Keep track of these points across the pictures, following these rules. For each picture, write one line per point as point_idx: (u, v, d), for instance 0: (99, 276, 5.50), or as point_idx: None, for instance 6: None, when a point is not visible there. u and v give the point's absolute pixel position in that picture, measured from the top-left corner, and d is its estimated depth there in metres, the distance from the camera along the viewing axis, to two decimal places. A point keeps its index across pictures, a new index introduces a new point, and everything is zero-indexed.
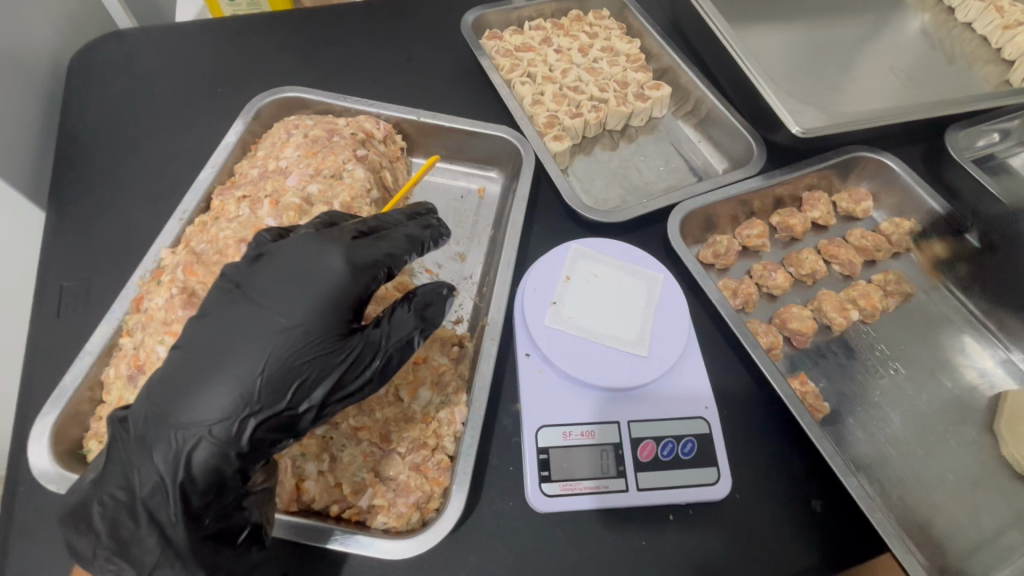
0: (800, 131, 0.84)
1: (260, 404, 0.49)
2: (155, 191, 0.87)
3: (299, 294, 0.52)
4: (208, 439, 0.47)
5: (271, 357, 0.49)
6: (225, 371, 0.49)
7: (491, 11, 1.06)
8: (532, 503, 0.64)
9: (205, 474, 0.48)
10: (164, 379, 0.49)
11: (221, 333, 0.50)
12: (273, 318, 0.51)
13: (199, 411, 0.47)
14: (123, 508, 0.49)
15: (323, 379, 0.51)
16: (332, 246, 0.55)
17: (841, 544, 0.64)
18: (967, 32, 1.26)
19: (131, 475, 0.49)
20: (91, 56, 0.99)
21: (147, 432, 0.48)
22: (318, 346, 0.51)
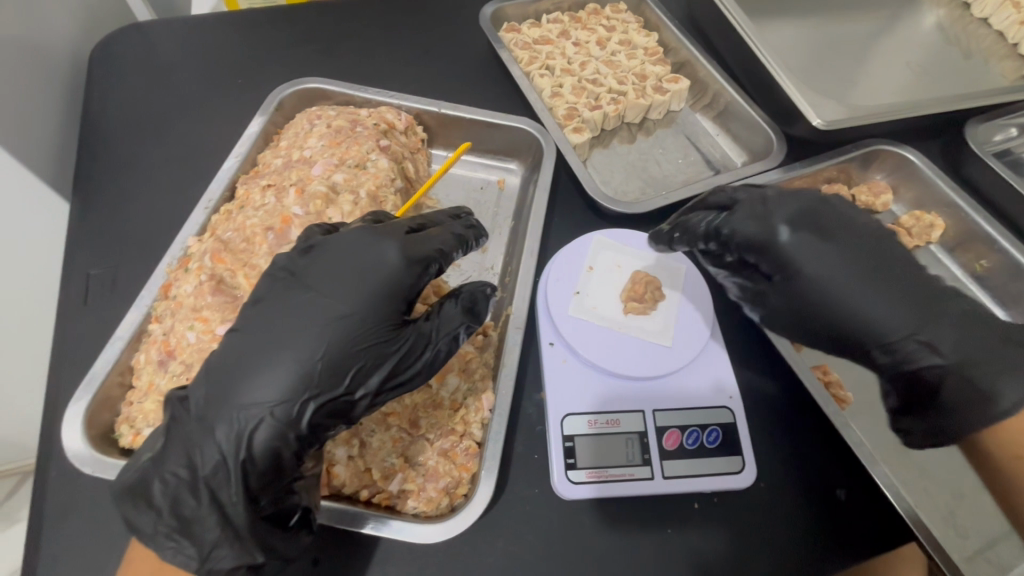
0: (821, 123, 0.84)
1: (320, 389, 0.50)
2: (177, 181, 0.87)
3: (355, 284, 0.53)
4: (270, 420, 0.48)
5: (331, 343, 0.51)
6: (285, 355, 0.50)
7: (509, 4, 1.06)
8: (558, 490, 0.64)
9: (265, 455, 0.49)
10: (224, 361, 0.51)
11: (278, 319, 0.52)
12: (330, 307, 0.52)
13: (260, 392, 0.49)
14: (186, 487, 0.50)
15: (379, 368, 0.53)
16: (387, 239, 0.55)
17: (866, 533, 0.64)
18: (983, 27, 1.25)
19: (192, 454, 0.49)
20: (111, 48, 1.00)
21: (209, 412, 0.49)
22: (374, 336, 0.53)
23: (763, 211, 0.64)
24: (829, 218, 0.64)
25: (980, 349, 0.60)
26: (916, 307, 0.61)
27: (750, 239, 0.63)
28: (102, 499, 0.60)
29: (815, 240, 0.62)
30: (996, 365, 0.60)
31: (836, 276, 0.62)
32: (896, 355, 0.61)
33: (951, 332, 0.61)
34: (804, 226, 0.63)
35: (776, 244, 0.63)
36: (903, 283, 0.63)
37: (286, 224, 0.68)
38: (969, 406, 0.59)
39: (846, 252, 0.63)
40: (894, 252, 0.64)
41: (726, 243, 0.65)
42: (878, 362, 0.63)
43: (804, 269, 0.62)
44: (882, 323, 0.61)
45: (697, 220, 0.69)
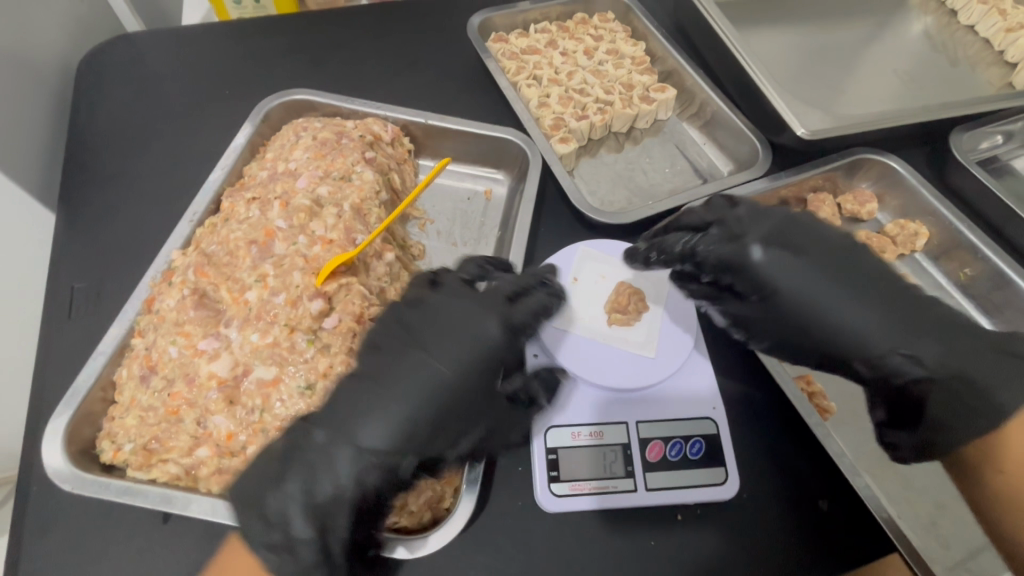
0: (805, 133, 0.85)
1: (423, 447, 0.54)
2: (164, 193, 0.87)
3: (458, 349, 0.57)
4: (382, 466, 0.52)
5: (442, 405, 0.55)
6: (404, 409, 0.54)
7: (496, 15, 1.06)
8: (541, 503, 0.64)
9: (374, 493, 0.52)
10: (348, 400, 0.54)
11: (398, 372, 0.55)
12: (444, 369, 0.56)
13: (374, 438, 0.52)
14: (303, 510, 0.50)
15: (472, 433, 0.57)
16: (495, 310, 0.60)
17: (849, 543, 0.65)
18: (969, 35, 1.26)
19: (316, 477, 0.51)
20: (100, 59, 1.00)
21: (335, 443, 0.52)
22: (477, 399, 0.57)
23: (735, 232, 0.66)
24: (799, 232, 0.67)
25: (961, 356, 0.61)
26: (893, 317, 0.62)
27: (724, 259, 0.66)
28: (83, 515, 0.60)
29: (788, 256, 0.65)
30: (981, 373, 0.60)
31: (812, 291, 0.64)
32: (880, 369, 0.62)
33: (935, 342, 0.62)
34: (775, 243, 0.65)
35: (749, 263, 0.65)
36: (878, 293, 0.64)
37: (269, 237, 0.68)
38: (953, 420, 0.59)
39: (820, 266, 0.65)
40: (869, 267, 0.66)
41: (701, 265, 0.67)
42: (862, 375, 0.64)
43: (777, 287, 0.65)
44: (863, 337, 0.62)
45: (673, 241, 0.69)
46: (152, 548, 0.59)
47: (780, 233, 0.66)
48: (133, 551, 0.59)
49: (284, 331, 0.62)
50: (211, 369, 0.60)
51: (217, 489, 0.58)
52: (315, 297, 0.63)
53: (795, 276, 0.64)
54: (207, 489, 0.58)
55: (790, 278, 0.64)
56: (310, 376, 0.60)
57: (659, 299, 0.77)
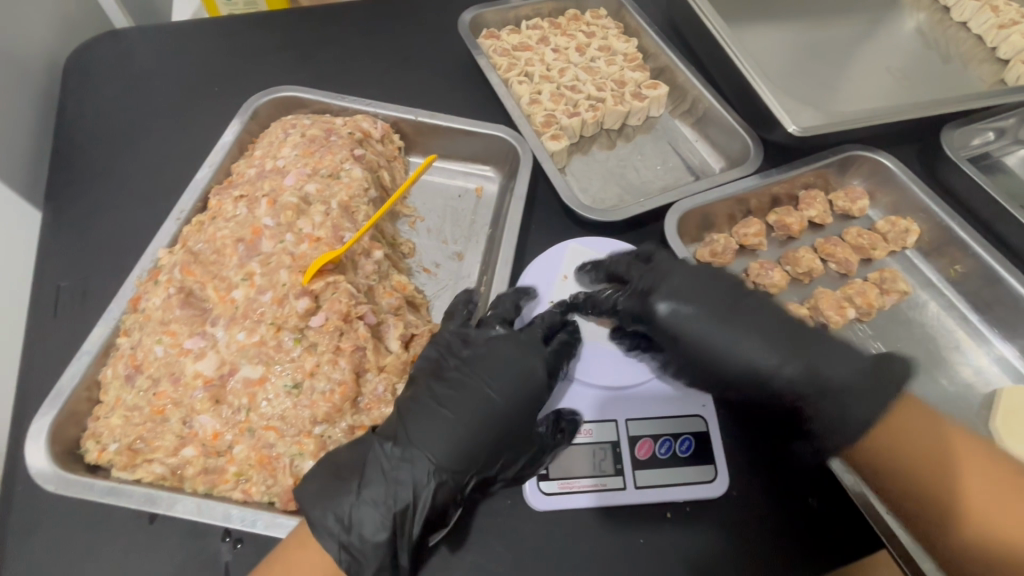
0: (795, 130, 0.85)
1: (484, 467, 0.59)
2: (151, 191, 0.86)
3: (506, 384, 0.61)
4: (449, 483, 0.56)
5: (504, 431, 0.59)
6: (468, 435, 0.58)
7: (488, 11, 1.06)
8: (530, 502, 0.64)
9: (441, 505, 0.56)
10: (416, 421, 0.58)
11: (460, 401, 0.59)
12: (500, 403, 0.60)
13: (443, 459, 0.56)
14: (381, 515, 0.54)
15: (521, 459, 0.61)
16: (540, 350, 0.64)
17: (837, 539, 0.65)
18: (962, 31, 1.26)
19: (394, 484, 0.55)
20: (87, 56, 0.99)
21: (412, 455, 0.56)
22: (531, 429, 0.61)
23: (642, 289, 0.68)
24: (696, 281, 0.68)
25: (844, 378, 0.62)
26: (789, 354, 0.63)
27: (633, 312, 0.69)
28: (67, 516, 0.60)
29: (686, 306, 0.66)
30: (872, 400, 0.62)
31: (714, 338, 0.65)
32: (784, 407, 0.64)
33: (830, 376, 0.63)
34: (675, 295, 0.67)
35: (654, 317, 0.67)
36: (776, 332, 0.65)
37: (256, 235, 0.67)
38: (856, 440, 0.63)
39: (717, 311, 0.66)
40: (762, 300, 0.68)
41: (619, 317, 0.70)
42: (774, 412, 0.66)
43: (678, 332, 0.66)
44: (766, 379, 0.64)
45: (602, 295, 0.72)
46: (137, 548, 0.58)
47: (676, 280, 0.68)
48: (118, 552, 0.58)
49: (271, 330, 0.61)
50: (197, 368, 0.60)
51: (203, 488, 0.58)
52: (302, 295, 0.62)
53: (696, 323, 0.66)
54: (192, 489, 0.58)
55: (692, 328, 0.66)
56: (296, 374, 0.60)
57: None
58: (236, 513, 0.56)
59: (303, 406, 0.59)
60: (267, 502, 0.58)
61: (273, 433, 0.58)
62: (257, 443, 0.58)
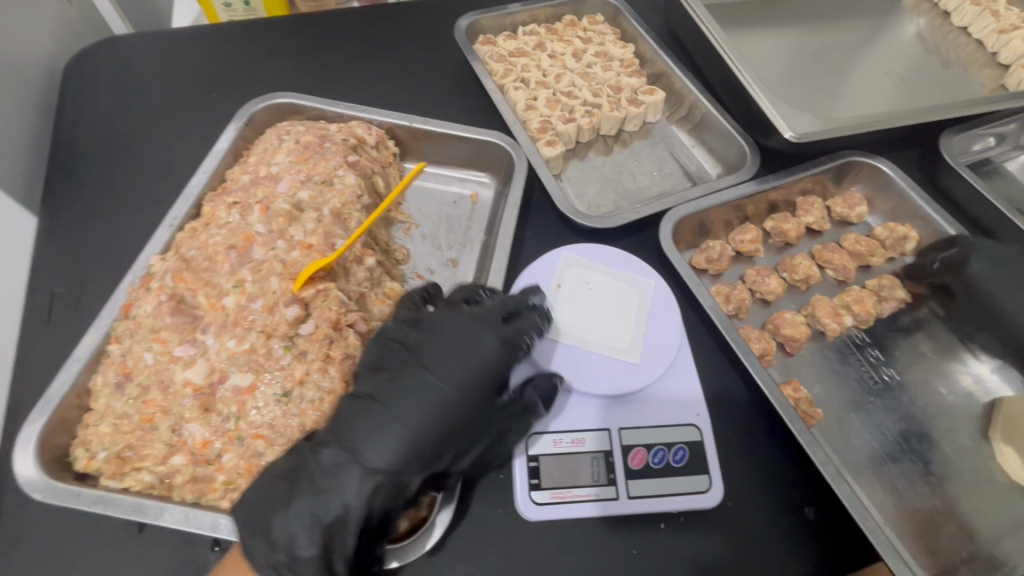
0: (793, 136, 0.84)
1: (427, 464, 0.56)
2: (147, 197, 0.87)
3: (455, 366, 0.59)
4: (386, 486, 0.54)
5: (444, 423, 0.57)
6: (405, 429, 0.56)
7: (484, 17, 1.06)
8: (522, 512, 0.63)
9: (379, 512, 0.54)
10: (351, 421, 0.56)
11: (399, 395, 0.57)
12: (441, 390, 0.58)
13: (377, 460, 0.54)
14: (315, 524, 0.53)
15: (476, 446, 0.60)
16: (492, 328, 0.62)
17: (831, 552, 0.64)
18: (962, 36, 1.25)
19: (323, 496, 0.54)
20: (84, 63, 1.00)
21: (341, 463, 0.54)
22: (481, 415, 0.59)
23: None
24: None
25: None
26: None
27: None
28: (54, 525, 0.59)
29: None
30: None
31: None
32: None
33: None
34: None
35: None
36: None
37: (248, 242, 0.67)
38: None
39: None
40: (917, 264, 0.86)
41: None
42: None
43: None
44: None
45: None
46: (125, 557, 0.58)
47: None
48: (105, 561, 0.58)
49: (261, 338, 0.61)
50: (186, 376, 0.60)
51: (192, 497, 0.58)
52: (291, 303, 0.62)
53: None
54: (180, 498, 0.58)
55: None
56: (286, 383, 0.60)
57: (645, 305, 0.76)
58: (224, 522, 0.56)
59: (292, 415, 0.59)
60: None
61: (262, 442, 0.58)
62: (246, 451, 0.58)
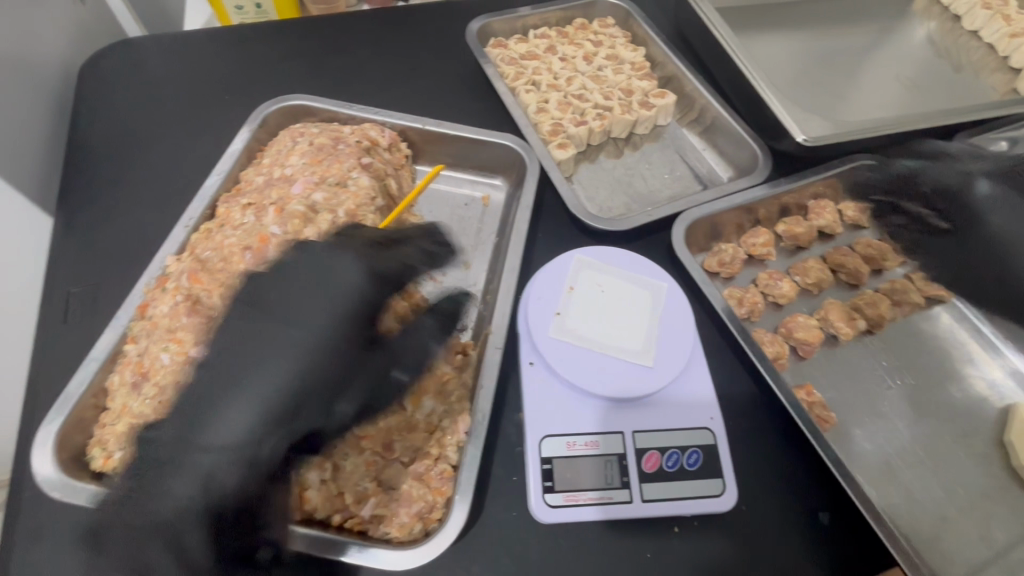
0: (805, 140, 0.85)
1: (281, 420, 0.52)
2: (161, 198, 0.87)
3: (311, 319, 0.56)
4: (235, 458, 0.50)
5: (296, 379, 0.54)
6: (248, 394, 0.52)
7: (496, 20, 1.07)
8: (536, 515, 0.63)
9: (236, 490, 0.50)
10: (190, 404, 0.53)
11: (235, 365, 0.54)
12: (285, 352, 0.54)
13: (222, 434, 0.51)
14: (169, 504, 0.49)
15: (347, 396, 0.56)
16: (353, 270, 0.59)
17: (847, 558, 0.63)
18: (973, 40, 1.25)
19: (157, 495, 0.49)
20: (99, 65, 1.01)
21: (178, 451, 0.51)
22: (341, 363, 0.56)
23: None
24: None
25: None
26: None
27: None
28: (71, 525, 0.59)
29: None
30: None
31: None
32: None
33: None
34: None
35: None
36: None
37: (264, 243, 0.67)
38: None
39: None
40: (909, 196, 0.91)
41: None
42: None
43: None
44: None
45: None
46: None
47: None
48: None
49: None
50: None
51: None
52: None
53: None
54: None
55: None
56: None
57: (659, 308, 0.76)
58: None
59: None
60: None
61: None
62: None
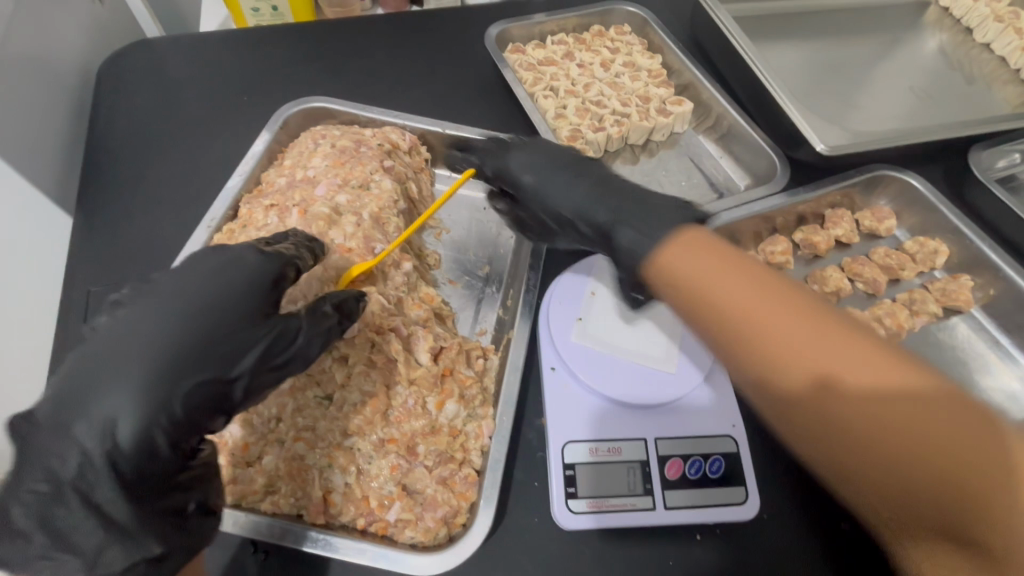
0: (824, 149, 0.85)
1: (182, 376, 0.50)
2: (180, 198, 0.87)
3: (177, 289, 0.53)
4: (135, 417, 0.48)
5: (175, 339, 0.50)
6: (142, 355, 0.49)
7: (514, 25, 1.07)
8: (559, 521, 0.62)
9: (136, 446, 0.48)
10: (73, 371, 0.49)
11: (114, 333, 0.50)
12: (134, 319, 0.51)
13: (116, 396, 0.48)
14: (80, 456, 0.47)
15: (253, 350, 0.53)
16: (210, 255, 0.56)
17: (870, 569, 0.63)
18: (985, 53, 1.26)
19: (48, 461, 0.47)
20: (117, 64, 1.01)
21: (55, 417, 0.48)
22: (231, 322, 0.53)
23: None
24: None
25: None
26: None
27: None
28: None
29: None
30: None
31: None
32: None
33: None
34: None
35: None
36: None
37: None
38: None
39: None
40: (639, 198, 0.68)
41: None
42: None
43: None
44: None
45: None
46: None
47: None
48: None
49: None
50: None
51: (232, 499, 0.58)
52: None
53: None
54: None
55: None
56: (328, 387, 0.61)
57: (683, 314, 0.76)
58: (266, 523, 0.56)
59: (334, 417, 0.60)
60: (296, 514, 0.58)
61: (303, 444, 0.59)
62: (286, 454, 0.58)
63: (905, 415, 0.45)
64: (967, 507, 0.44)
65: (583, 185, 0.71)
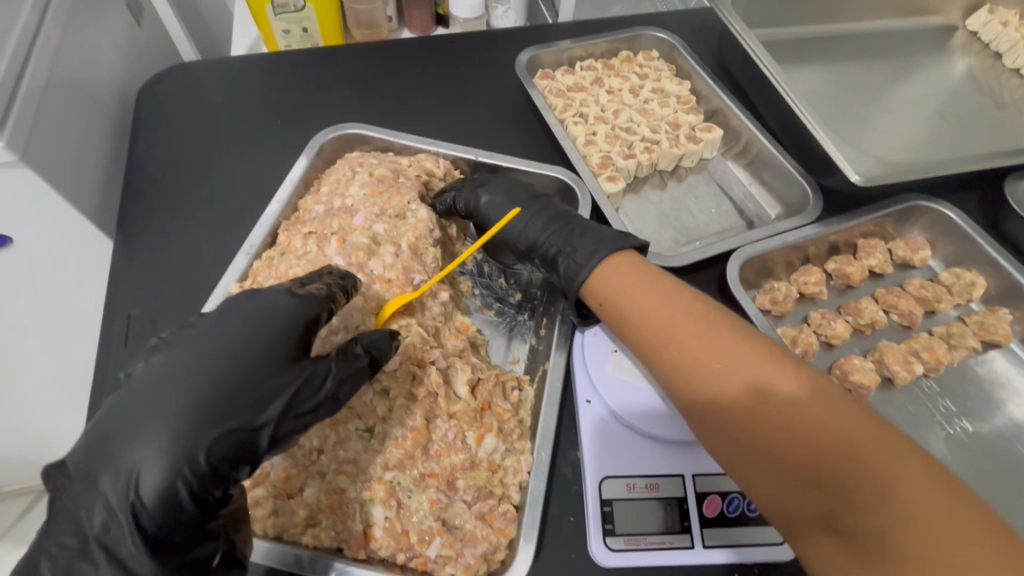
0: (858, 180, 0.84)
1: (209, 428, 0.50)
2: (215, 222, 0.89)
3: (210, 339, 0.54)
4: (161, 470, 0.48)
5: (204, 391, 0.51)
6: (170, 407, 0.50)
7: (544, 52, 1.08)
8: (596, 558, 0.62)
9: (160, 500, 0.48)
10: (104, 426, 0.50)
11: (145, 384, 0.51)
12: (166, 371, 0.52)
13: (144, 449, 0.49)
14: (108, 510, 0.49)
15: (279, 397, 0.53)
16: (244, 302, 0.57)
17: None
18: (1015, 77, 1.24)
19: (81, 515, 0.49)
20: (157, 88, 1.04)
21: (87, 470, 0.49)
22: (260, 371, 0.53)
23: None
24: None
25: None
26: None
27: None
28: None
29: None
30: None
31: None
32: None
33: None
34: None
35: None
36: None
37: None
38: None
39: None
40: (581, 224, 0.76)
41: None
42: None
43: None
44: None
45: None
46: None
47: None
48: None
49: None
50: None
51: (274, 531, 0.58)
52: None
53: None
54: (261, 531, 0.59)
55: None
56: (370, 420, 0.61)
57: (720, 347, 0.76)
58: (308, 557, 0.56)
59: (376, 451, 0.60)
60: (336, 547, 0.58)
61: (345, 477, 0.59)
62: (327, 486, 0.59)
63: (777, 406, 0.52)
64: (830, 489, 0.48)
65: (533, 221, 0.77)
